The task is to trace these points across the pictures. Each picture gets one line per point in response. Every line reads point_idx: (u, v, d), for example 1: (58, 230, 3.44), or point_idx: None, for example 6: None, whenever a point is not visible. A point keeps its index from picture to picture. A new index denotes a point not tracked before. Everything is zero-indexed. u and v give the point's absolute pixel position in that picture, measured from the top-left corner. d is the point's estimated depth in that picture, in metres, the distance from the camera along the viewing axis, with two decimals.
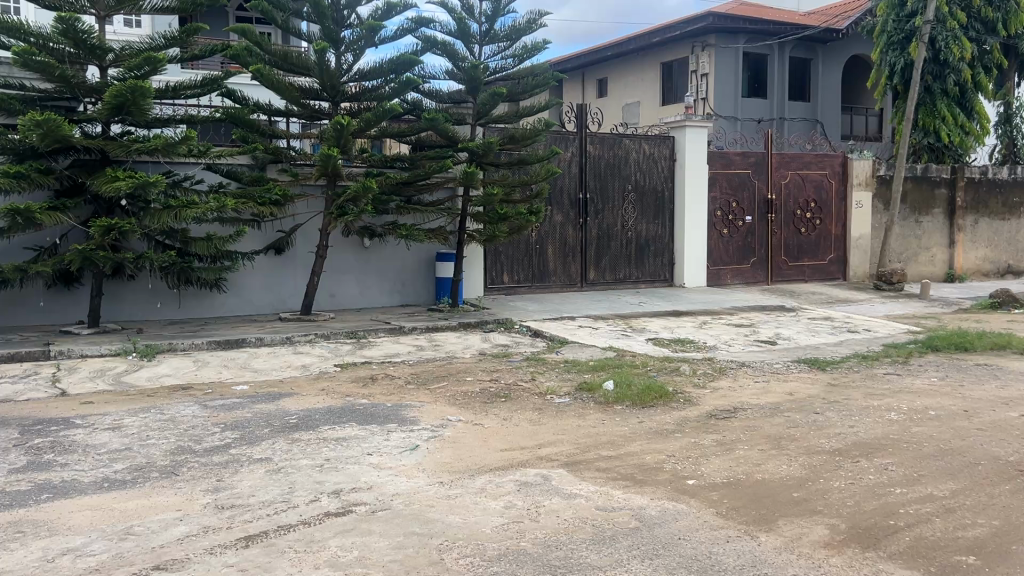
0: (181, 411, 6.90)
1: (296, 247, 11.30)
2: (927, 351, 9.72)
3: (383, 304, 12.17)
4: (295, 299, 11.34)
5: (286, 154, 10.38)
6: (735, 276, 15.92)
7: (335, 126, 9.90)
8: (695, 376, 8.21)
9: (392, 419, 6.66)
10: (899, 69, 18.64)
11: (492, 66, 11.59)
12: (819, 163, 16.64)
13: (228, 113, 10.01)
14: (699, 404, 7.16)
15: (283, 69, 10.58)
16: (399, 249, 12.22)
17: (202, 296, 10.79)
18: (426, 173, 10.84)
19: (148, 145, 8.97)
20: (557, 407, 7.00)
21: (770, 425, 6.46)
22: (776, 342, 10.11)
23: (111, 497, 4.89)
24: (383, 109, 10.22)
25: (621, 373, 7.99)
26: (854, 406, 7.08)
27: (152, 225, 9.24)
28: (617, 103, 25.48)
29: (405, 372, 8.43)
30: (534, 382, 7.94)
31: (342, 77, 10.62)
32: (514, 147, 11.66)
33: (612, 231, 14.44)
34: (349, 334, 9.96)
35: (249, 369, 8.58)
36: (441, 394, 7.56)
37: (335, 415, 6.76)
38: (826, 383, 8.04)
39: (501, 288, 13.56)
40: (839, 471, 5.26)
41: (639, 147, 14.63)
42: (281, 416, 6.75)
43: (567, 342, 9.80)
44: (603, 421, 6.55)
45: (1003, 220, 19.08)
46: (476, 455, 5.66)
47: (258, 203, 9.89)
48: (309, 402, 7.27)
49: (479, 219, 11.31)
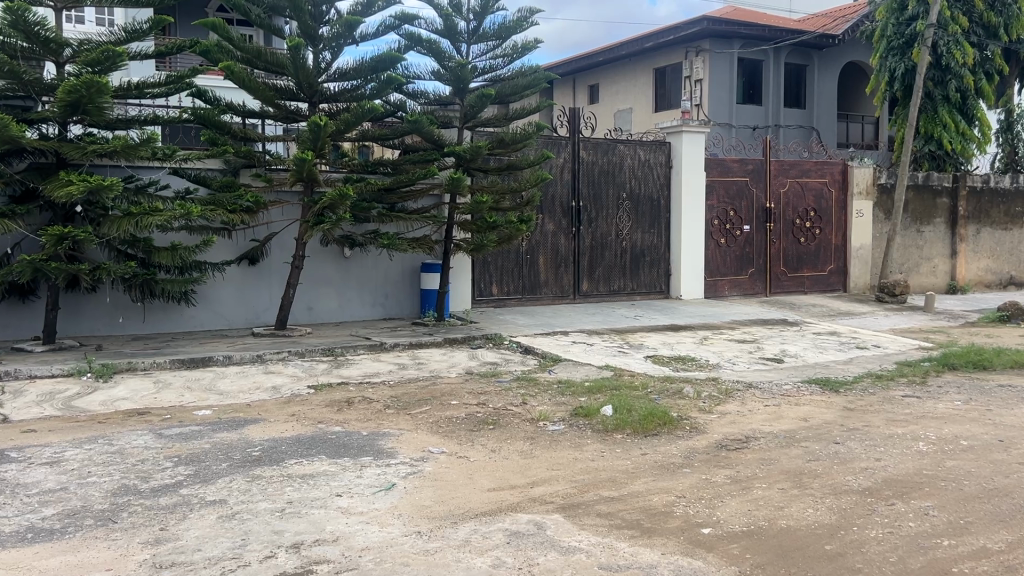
0: (132, 441, 6.19)
1: (271, 257, 10.61)
2: (944, 369, 9.09)
3: (364, 317, 11.50)
4: (270, 313, 10.65)
5: (259, 157, 9.67)
6: (733, 288, 15.31)
7: (311, 127, 9.21)
8: (700, 399, 7.55)
9: (366, 451, 5.97)
10: (899, 74, 18.13)
11: (480, 67, 10.96)
12: (819, 171, 16.09)
13: (196, 113, 9.29)
14: (707, 432, 6.50)
15: (257, 67, 9.87)
16: (381, 259, 11.55)
17: (169, 310, 10.09)
18: (409, 179, 10.15)
19: (105, 147, 8.26)
20: (550, 437, 6.32)
21: (788, 459, 5.80)
22: (783, 360, 9.48)
23: (33, 552, 4.18)
24: (364, 109, 9.54)
25: (620, 397, 7.33)
26: (876, 434, 6.43)
27: (110, 233, 8.52)
28: (609, 109, 24.91)
29: (384, 394, 7.73)
30: (525, 406, 7.25)
31: (320, 76, 9.97)
32: (503, 152, 11.01)
33: (606, 241, 13.81)
34: (325, 351, 9.27)
35: (214, 391, 7.87)
36: (422, 420, 6.87)
37: (304, 447, 6.06)
38: (842, 407, 7.39)
39: (490, 300, 12.89)
40: (873, 517, 4.61)
41: (634, 153, 14.01)
42: (243, 447, 6.05)
43: (560, 360, 9.14)
44: (601, 454, 5.88)
45: (1005, 229, 18.58)
46: (461, 497, 4.99)
47: (228, 210, 9.20)
48: (275, 431, 6.57)
49: (467, 228, 10.65)
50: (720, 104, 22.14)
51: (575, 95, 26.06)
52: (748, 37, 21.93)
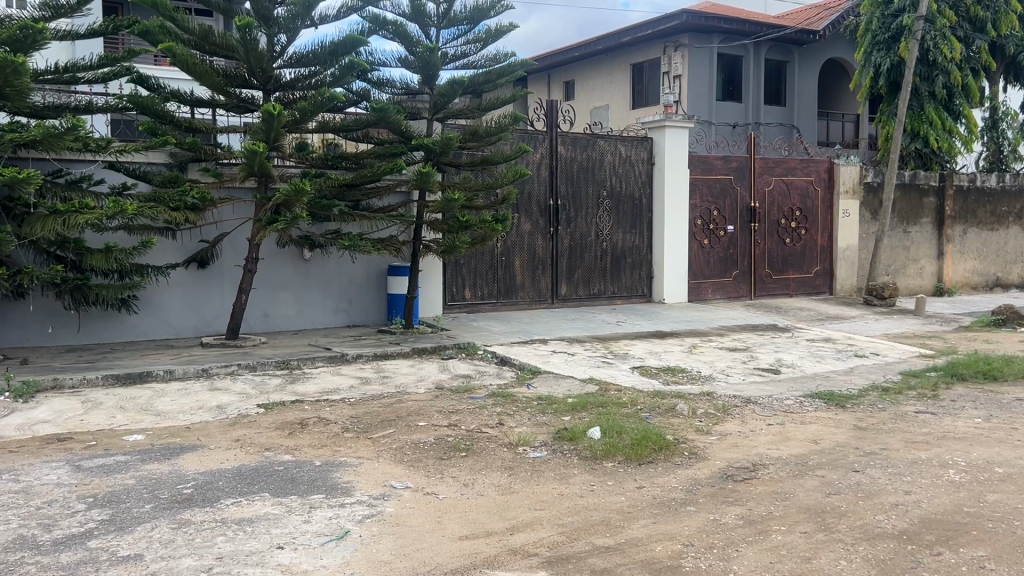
0: (42, 477, 5.27)
1: (222, 260, 9.72)
2: (953, 381, 8.41)
3: (326, 324, 10.64)
4: (221, 320, 9.77)
5: (207, 150, 8.76)
6: (717, 291, 14.61)
7: (262, 116, 8.29)
8: (696, 418, 6.80)
9: (318, 487, 5.12)
10: (885, 69, 17.58)
11: (450, 54, 10.16)
12: (805, 169, 15.48)
13: (134, 100, 8.38)
14: (708, 459, 5.73)
15: (203, 51, 8.95)
16: (344, 262, 10.70)
17: (108, 317, 9.17)
18: (374, 174, 9.29)
19: (25, 135, 7.33)
20: (531, 466, 5.52)
21: (804, 493, 5.04)
22: (779, 371, 8.77)
23: None
24: (323, 97, 8.68)
25: (608, 417, 6.54)
26: (899, 459, 5.70)
27: (34, 234, 7.61)
28: (585, 106, 24.16)
29: (343, 415, 6.87)
30: (501, 428, 6.44)
31: (274, 61, 9.08)
32: (475, 146, 10.20)
33: (585, 241, 13.04)
34: (280, 363, 8.40)
35: (151, 412, 6.97)
36: (385, 446, 6.03)
37: (244, 483, 5.20)
38: (854, 426, 6.66)
39: (463, 305, 12.02)
40: (920, 572, 3.86)
41: (615, 149, 13.27)
42: (174, 483, 5.18)
43: (539, 371, 8.35)
44: (590, 489, 5.08)
45: (991, 230, 18.10)
46: (428, 548, 4.17)
47: (171, 208, 8.28)
48: (214, 461, 5.72)
49: (438, 228, 9.83)
50: (699, 100, 21.49)
51: (550, 91, 25.29)
52: (727, 32, 21.28)
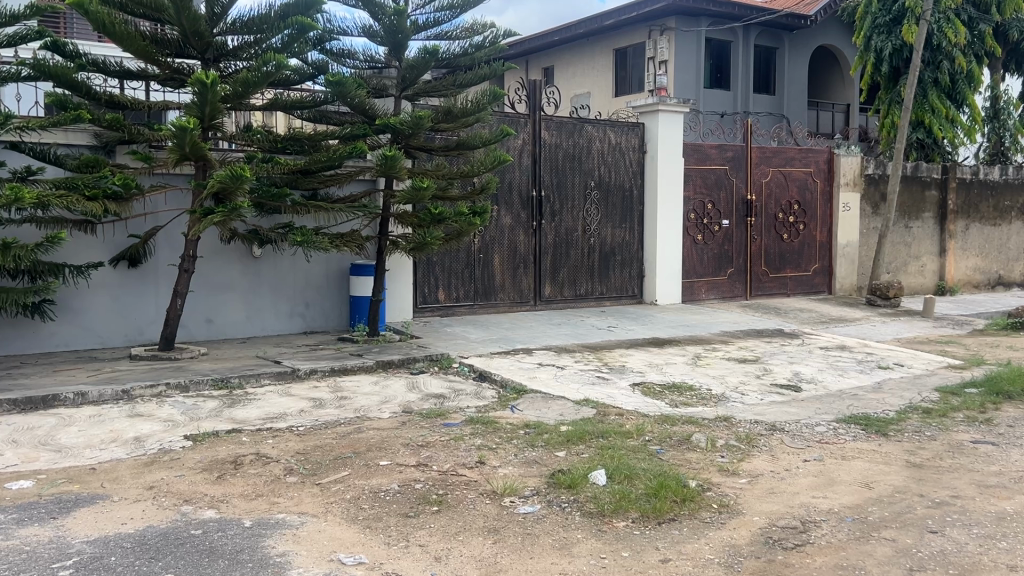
0: None
1: (156, 258, 8.41)
2: (1000, 400, 7.29)
3: (278, 330, 9.35)
4: (154, 328, 8.46)
5: (133, 129, 7.42)
6: (711, 291, 13.49)
7: (195, 86, 6.96)
8: (717, 452, 5.63)
9: (242, 564, 3.87)
10: (887, 54, 16.58)
11: (421, 22, 8.84)
12: (803, 159, 14.41)
13: (39, 67, 7.05)
14: (745, 514, 4.55)
15: (131, 12, 7.63)
16: (298, 260, 9.41)
17: (20, 326, 7.84)
18: (330, 157, 7.96)
19: None
20: (521, 528, 4.31)
21: (879, 569, 3.86)
22: (800, 388, 7.63)
23: None
24: (268, 66, 7.36)
25: (612, 454, 5.35)
26: (982, 513, 4.55)
27: None
28: (566, 92, 22.96)
29: (287, 451, 5.60)
30: (483, 469, 5.21)
31: (214, 26, 7.74)
32: (449, 127, 8.93)
33: (571, 237, 11.85)
34: (217, 382, 7.10)
35: (49, 447, 5.66)
36: (336, 496, 4.78)
37: (145, 559, 3.92)
38: (909, 462, 5.52)
39: (437, 308, 10.77)
40: None
41: (604, 135, 12.09)
42: (46, 562, 3.87)
43: (524, 391, 7.13)
44: (600, 565, 3.88)
45: (994, 226, 17.18)
46: None
47: (86, 196, 6.93)
48: (114, 521, 4.44)
49: (406, 221, 8.51)
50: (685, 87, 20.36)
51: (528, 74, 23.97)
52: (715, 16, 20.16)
